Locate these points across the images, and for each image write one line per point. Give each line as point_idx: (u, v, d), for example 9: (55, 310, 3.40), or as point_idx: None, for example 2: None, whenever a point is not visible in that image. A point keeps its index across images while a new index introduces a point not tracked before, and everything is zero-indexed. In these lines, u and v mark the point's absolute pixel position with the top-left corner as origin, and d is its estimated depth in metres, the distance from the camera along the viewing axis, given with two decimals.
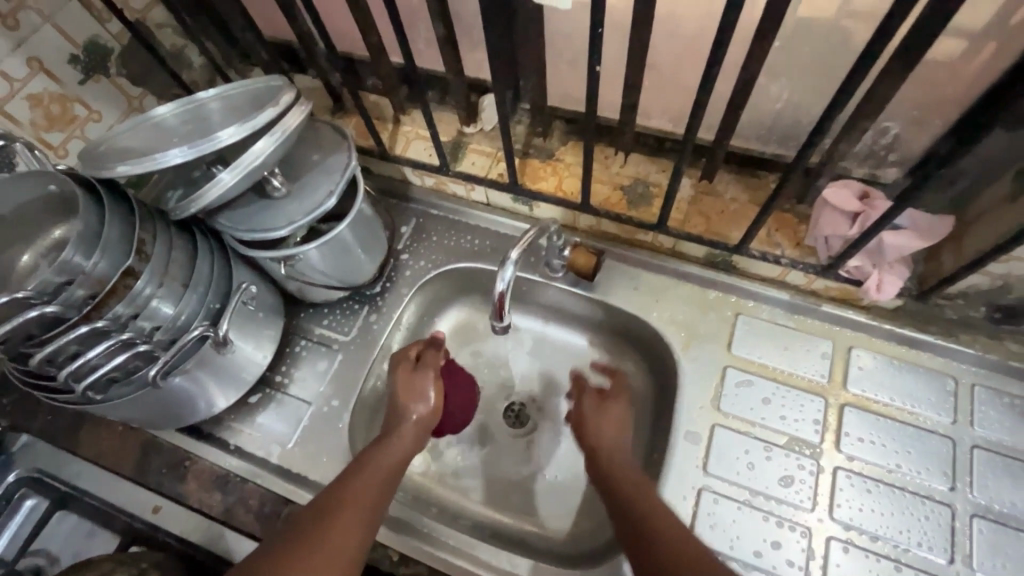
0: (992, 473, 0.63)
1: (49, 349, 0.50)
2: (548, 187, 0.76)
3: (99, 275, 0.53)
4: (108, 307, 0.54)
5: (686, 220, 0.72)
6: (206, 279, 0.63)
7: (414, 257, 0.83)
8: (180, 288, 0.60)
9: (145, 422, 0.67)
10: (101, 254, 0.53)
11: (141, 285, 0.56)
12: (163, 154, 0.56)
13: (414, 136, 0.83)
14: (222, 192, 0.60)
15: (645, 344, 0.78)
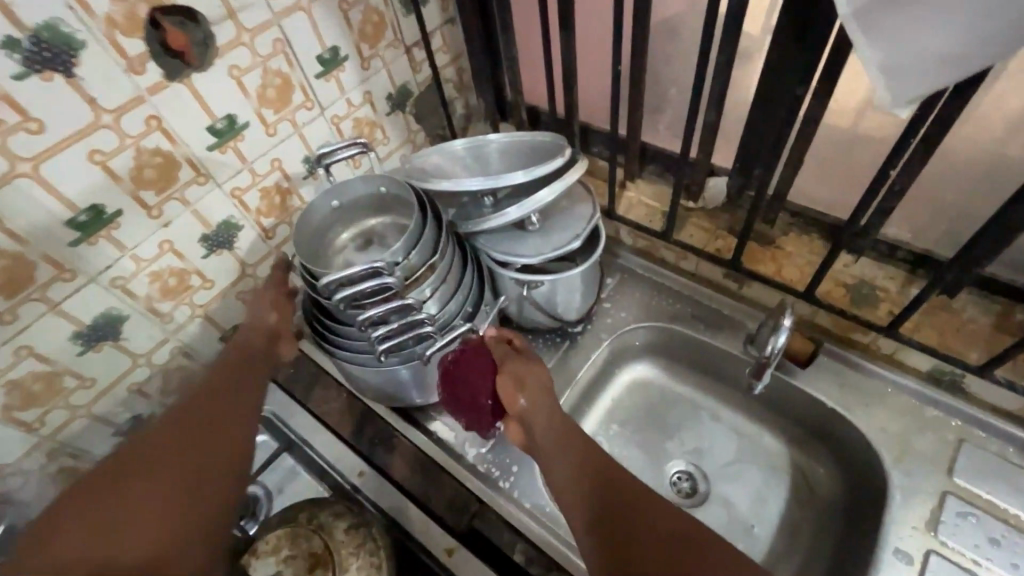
0: None
1: (369, 313, 0.62)
2: (766, 271, 0.80)
3: (412, 264, 0.65)
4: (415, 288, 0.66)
5: (917, 329, 0.71)
6: (469, 285, 0.74)
7: (616, 306, 0.90)
8: (453, 288, 0.71)
9: (375, 397, 0.77)
10: (418, 248, 0.65)
11: (433, 279, 0.67)
12: (471, 180, 0.67)
13: (637, 202, 0.92)
14: (502, 222, 0.70)
15: (841, 446, 0.76)
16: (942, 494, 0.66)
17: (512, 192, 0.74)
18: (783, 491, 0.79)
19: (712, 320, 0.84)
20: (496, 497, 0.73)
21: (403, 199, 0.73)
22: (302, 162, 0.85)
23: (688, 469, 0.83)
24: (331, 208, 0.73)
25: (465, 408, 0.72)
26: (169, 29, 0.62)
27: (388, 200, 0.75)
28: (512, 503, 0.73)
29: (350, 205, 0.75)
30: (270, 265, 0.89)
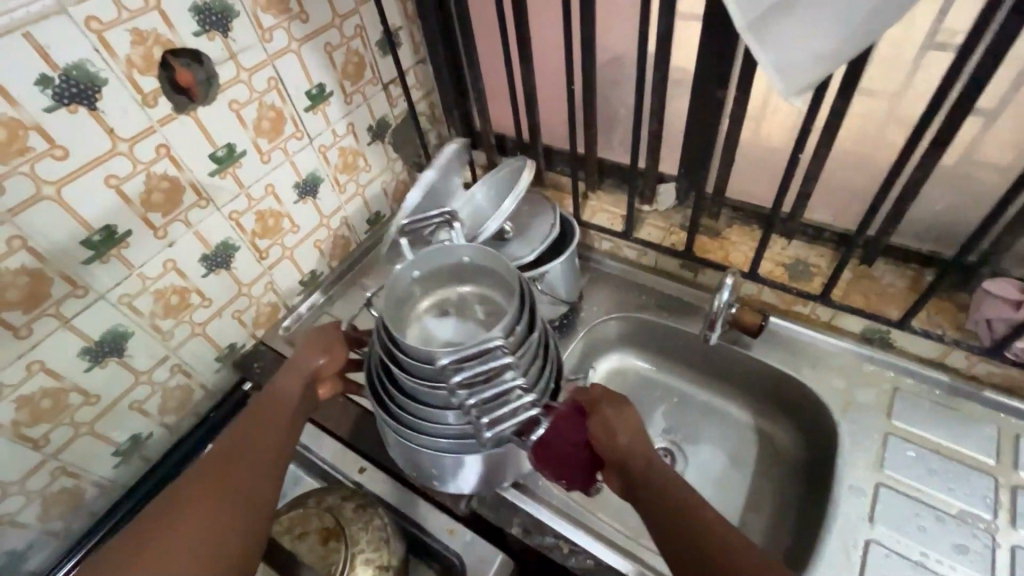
0: None
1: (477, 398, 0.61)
2: (716, 258, 0.91)
3: (517, 338, 0.64)
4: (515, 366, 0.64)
5: (846, 295, 0.82)
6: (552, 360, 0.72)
7: (587, 302, 0.98)
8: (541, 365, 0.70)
9: (450, 481, 0.73)
10: (520, 327, 0.65)
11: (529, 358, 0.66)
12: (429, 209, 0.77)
13: (598, 209, 1.03)
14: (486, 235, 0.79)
15: (798, 408, 0.84)
16: (884, 434, 0.75)
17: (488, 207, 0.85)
18: (751, 456, 0.87)
19: (674, 307, 0.94)
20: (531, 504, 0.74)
21: (489, 272, 0.73)
22: (293, 188, 0.93)
23: (668, 446, 0.90)
24: (413, 279, 0.73)
25: (551, 459, 0.67)
26: (178, 68, 0.70)
27: (469, 269, 0.74)
28: (547, 512, 0.74)
29: (430, 277, 0.74)
30: (263, 285, 0.95)
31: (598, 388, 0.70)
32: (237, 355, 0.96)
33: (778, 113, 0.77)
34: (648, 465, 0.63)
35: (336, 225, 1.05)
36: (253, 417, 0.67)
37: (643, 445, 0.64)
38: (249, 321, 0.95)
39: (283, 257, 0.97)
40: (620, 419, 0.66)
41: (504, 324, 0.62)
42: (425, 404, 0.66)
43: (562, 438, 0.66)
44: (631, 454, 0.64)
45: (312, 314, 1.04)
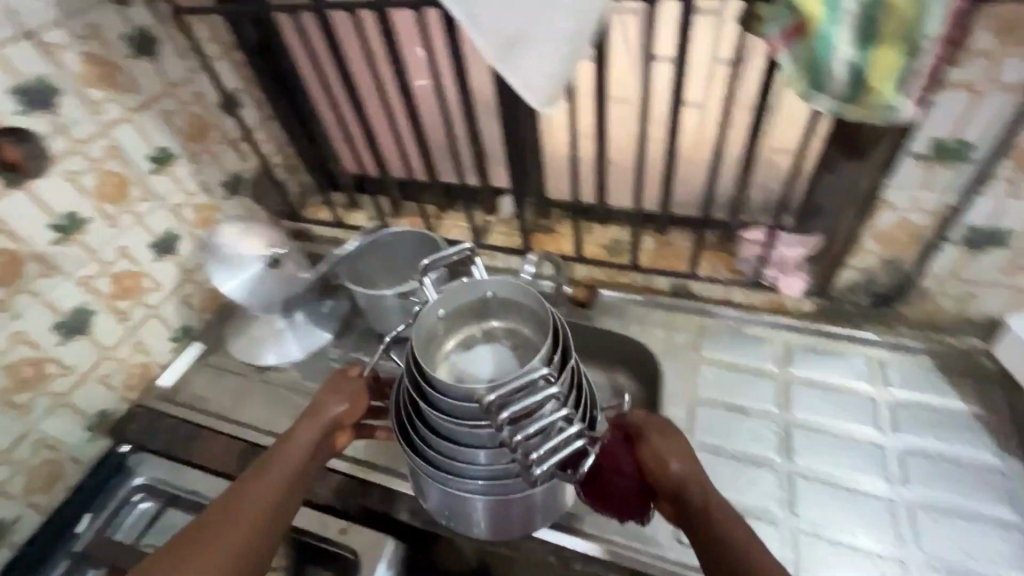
0: (910, 420, 0.81)
1: (526, 432, 0.60)
2: (551, 250, 1.06)
3: (555, 366, 0.66)
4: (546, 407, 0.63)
5: (652, 261, 1.01)
6: (586, 394, 0.73)
7: (456, 307, 1.09)
8: (575, 400, 0.70)
9: (473, 518, 0.74)
10: (557, 356, 0.67)
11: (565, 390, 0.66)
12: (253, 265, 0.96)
13: (452, 226, 1.16)
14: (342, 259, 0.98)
15: (634, 362, 0.99)
16: (692, 363, 0.92)
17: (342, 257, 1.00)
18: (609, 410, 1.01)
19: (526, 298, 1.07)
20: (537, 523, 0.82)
21: (516, 301, 0.75)
22: (149, 248, 0.96)
23: None
24: (436, 317, 0.73)
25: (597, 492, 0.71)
26: (4, 147, 0.74)
27: (493, 305, 0.77)
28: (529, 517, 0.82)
29: (453, 316, 0.76)
30: (130, 346, 0.96)
31: (641, 414, 0.72)
32: (110, 421, 0.95)
33: (566, 124, 0.95)
34: (694, 492, 0.66)
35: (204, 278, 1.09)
36: (262, 472, 0.69)
37: (697, 476, 0.67)
38: (120, 384, 0.95)
39: (148, 316, 0.99)
40: (669, 448, 0.69)
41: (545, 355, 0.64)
42: (461, 444, 0.68)
43: (611, 472, 0.70)
44: (682, 483, 0.67)
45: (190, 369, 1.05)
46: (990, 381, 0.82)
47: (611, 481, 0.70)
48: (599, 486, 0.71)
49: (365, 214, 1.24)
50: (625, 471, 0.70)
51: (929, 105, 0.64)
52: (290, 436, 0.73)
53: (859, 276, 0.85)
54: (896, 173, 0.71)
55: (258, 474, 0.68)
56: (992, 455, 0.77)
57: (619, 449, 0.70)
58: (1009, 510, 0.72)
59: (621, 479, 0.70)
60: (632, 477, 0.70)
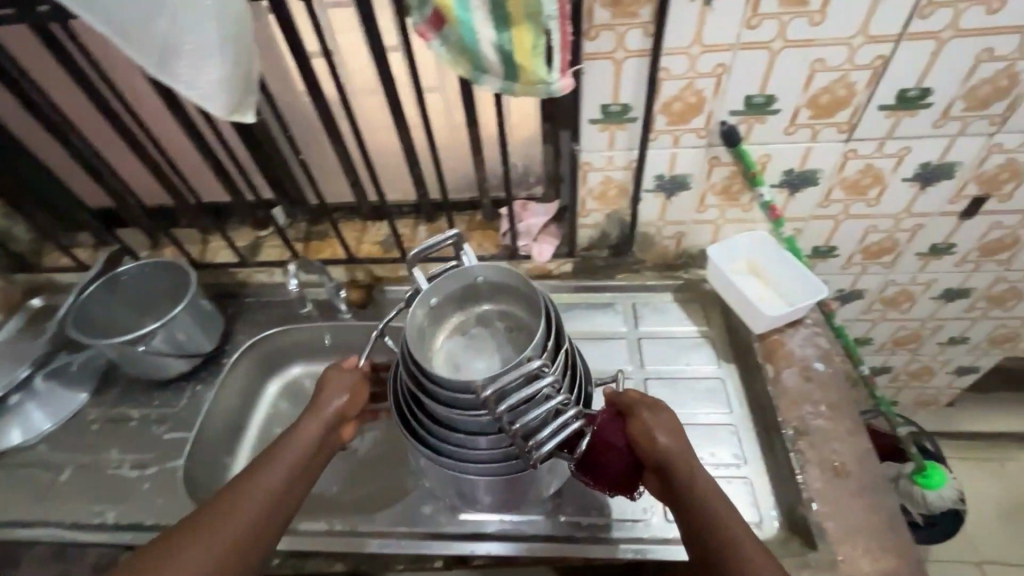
0: (653, 351, 0.92)
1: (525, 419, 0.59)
2: (327, 255, 1.03)
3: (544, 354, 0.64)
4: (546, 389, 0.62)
5: (425, 250, 1.02)
6: (580, 370, 0.72)
7: (235, 333, 1.02)
8: (568, 379, 0.68)
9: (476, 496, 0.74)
10: (552, 343, 0.64)
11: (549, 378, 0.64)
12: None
13: (219, 248, 1.07)
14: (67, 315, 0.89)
15: None
16: None
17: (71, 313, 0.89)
18: None
19: (311, 307, 1.03)
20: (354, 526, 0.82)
21: (500, 285, 0.72)
22: None
23: None
24: (432, 307, 0.71)
25: (608, 479, 0.66)
26: None
27: (484, 288, 0.73)
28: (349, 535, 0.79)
29: (444, 304, 0.72)
30: None
31: (633, 394, 0.67)
32: None
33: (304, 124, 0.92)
34: (679, 470, 0.61)
35: None
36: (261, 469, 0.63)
37: (683, 450, 0.62)
38: None
39: None
40: (661, 428, 0.63)
41: (539, 344, 0.61)
42: (460, 430, 0.65)
43: (607, 449, 0.65)
44: (664, 461, 0.62)
45: None
46: (711, 302, 0.95)
47: (604, 462, 0.65)
48: (593, 465, 0.66)
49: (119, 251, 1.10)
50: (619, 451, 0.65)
51: (581, 72, 0.71)
52: (261, 461, 0.64)
53: (594, 233, 0.94)
54: (583, 137, 0.79)
55: (227, 496, 0.60)
56: (712, 363, 0.89)
57: (611, 423, 0.66)
58: (722, 406, 0.84)
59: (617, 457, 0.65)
60: (624, 452, 0.65)
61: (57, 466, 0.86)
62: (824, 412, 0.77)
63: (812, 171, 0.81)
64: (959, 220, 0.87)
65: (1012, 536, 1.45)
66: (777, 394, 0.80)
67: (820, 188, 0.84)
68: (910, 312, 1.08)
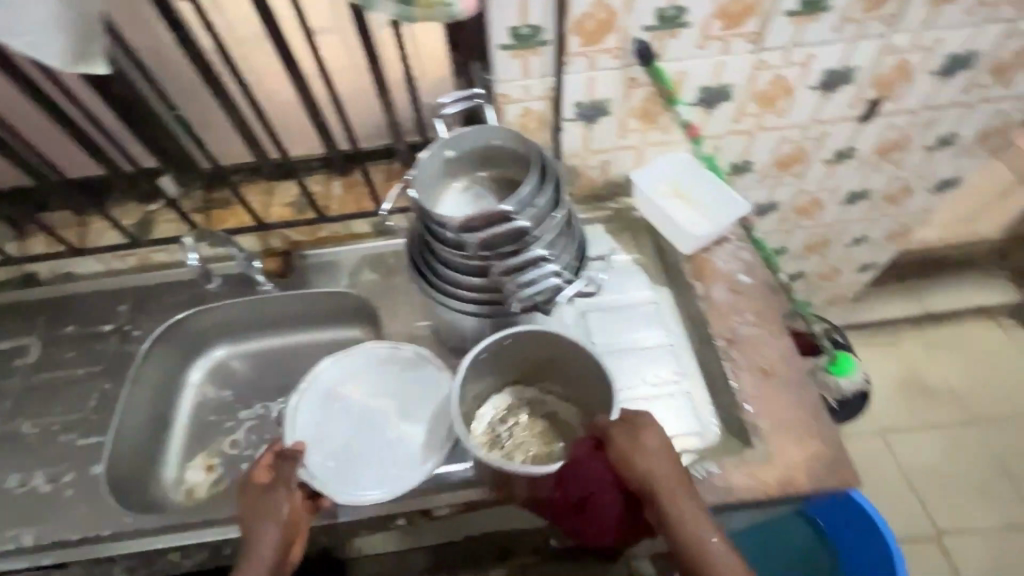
0: (633, 279, 0.91)
1: (507, 262, 0.64)
2: (234, 224, 0.95)
3: (541, 209, 0.65)
4: (532, 247, 0.65)
5: (342, 206, 0.95)
6: (579, 235, 0.75)
7: (139, 324, 0.92)
8: (566, 242, 0.71)
9: (487, 346, 0.81)
10: (542, 198, 0.65)
11: (545, 243, 0.66)
12: None
13: (104, 228, 0.95)
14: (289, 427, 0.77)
15: (362, 311, 0.96)
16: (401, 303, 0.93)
17: (350, 410, 0.80)
18: None
19: (223, 285, 0.95)
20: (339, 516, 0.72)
21: (512, 152, 0.73)
22: None
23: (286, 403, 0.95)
24: (446, 160, 0.73)
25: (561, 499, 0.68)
26: None
27: (500, 155, 0.74)
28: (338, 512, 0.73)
29: (461, 159, 0.74)
30: None
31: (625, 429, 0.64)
32: None
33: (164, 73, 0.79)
34: (633, 474, 0.63)
35: None
36: (643, 432, 0.64)
37: (665, 471, 0.63)
38: None
39: None
40: (652, 442, 0.64)
41: (519, 195, 0.63)
42: (456, 271, 0.69)
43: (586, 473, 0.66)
44: (653, 479, 0.62)
45: None
46: (641, 230, 0.96)
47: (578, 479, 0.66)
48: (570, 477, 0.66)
49: None
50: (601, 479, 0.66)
51: None
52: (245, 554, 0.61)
53: None
54: (494, 64, 0.74)
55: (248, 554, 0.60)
56: (646, 286, 0.90)
57: (590, 459, 0.66)
58: (673, 328, 0.86)
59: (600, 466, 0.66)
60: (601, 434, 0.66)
61: None
62: (751, 320, 0.81)
63: (727, 86, 0.82)
64: (859, 124, 0.93)
65: (915, 409, 1.62)
66: (706, 308, 0.83)
67: (734, 102, 0.84)
68: (821, 217, 1.14)
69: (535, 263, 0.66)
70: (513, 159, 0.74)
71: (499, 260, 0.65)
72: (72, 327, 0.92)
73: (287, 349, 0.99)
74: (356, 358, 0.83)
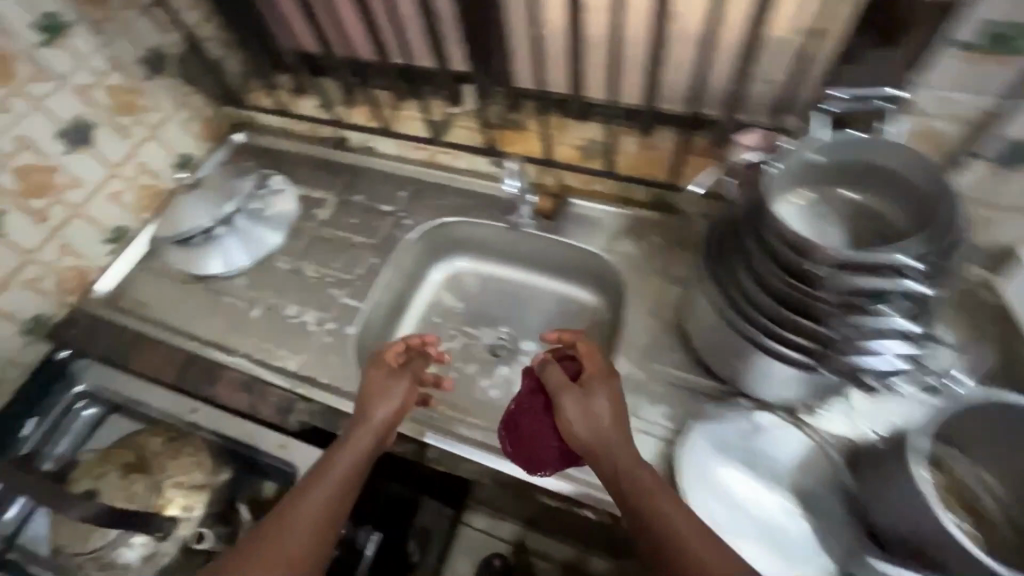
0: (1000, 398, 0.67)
1: (854, 318, 0.52)
2: (520, 150, 0.94)
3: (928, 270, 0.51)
4: (895, 310, 0.52)
5: (630, 167, 0.88)
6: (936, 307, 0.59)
7: (411, 215, 0.99)
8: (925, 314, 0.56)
9: (742, 380, 0.70)
10: (937, 258, 0.51)
11: (910, 311, 0.53)
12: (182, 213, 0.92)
13: (409, 117, 1.00)
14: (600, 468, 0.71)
15: (605, 279, 0.92)
16: (654, 290, 0.84)
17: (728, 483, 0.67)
18: (568, 332, 0.94)
19: (489, 206, 0.97)
20: (463, 446, 0.76)
21: (900, 182, 0.58)
22: (56, 138, 0.85)
23: (500, 334, 0.97)
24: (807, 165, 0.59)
25: (527, 458, 0.70)
26: None
27: (878, 179, 0.59)
28: (448, 439, 0.77)
29: (825, 169, 0.60)
30: (54, 248, 0.89)
31: (557, 371, 0.68)
32: (48, 327, 0.91)
33: None
34: (588, 445, 0.61)
35: (133, 174, 0.98)
36: (593, 392, 0.64)
37: (605, 437, 0.60)
38: (52, 288, 0.90)
39: (70, 216, 0.90)
40: (576, 404, 0.63)
41: (914, 245, 0.49)
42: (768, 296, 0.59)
43: (525, 416, 0.70)
44: (597, 442, 0.60)
45: (130, 272, 0.99)
46: None
47: (521, 428, 0.70)
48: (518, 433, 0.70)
49: (314, 100, 1.07)
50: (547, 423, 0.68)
51: None
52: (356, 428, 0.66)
53: None
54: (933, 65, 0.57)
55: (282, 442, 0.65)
56: None
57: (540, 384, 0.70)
58: None
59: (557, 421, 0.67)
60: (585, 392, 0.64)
61: (250, 302, 0.93)
62: None
63: None
64: None
65: None
66: None
67: None
68: None
69: (886, 330, 0.53)
70: (895, 186, 0.59)
71: (844, 312, 0.53)
72: (359, 197, 1.02)
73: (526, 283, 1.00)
74: (729, 432, 0.69)
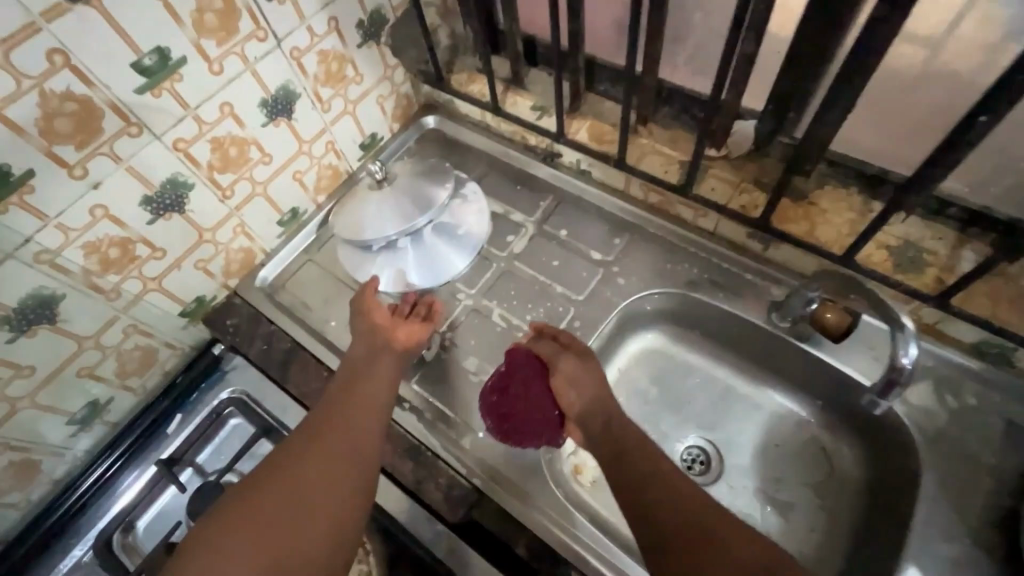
0: None
1: None
2: (798, 232, 0.70)
3: None
4: None
5: (970, 297, 0.63)
6: None
7: (626, 272, 0.80)
8: None
9: None
10: None
11: None
12: (369, 222, 0.78)
13: (651, 150, 0.80)
14: None
15: (875, 427, 0.69)
16: (971, 481, 0.60)
17: None
18: (799, 473, 0.73)
19: (732, 287, 0.76)
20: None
21: None
22: (258, 107, 0.72)
23: (702, 444, 0.77)
24: None
25: (502, 421, 0.69)
26: None
27: None
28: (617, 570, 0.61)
29: None
30: (231, 229, 0.78)
31: (557, 338, 0.69)
32: (207, 310, 0.82)
33: None
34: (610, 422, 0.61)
35: (320, 152, 0.85)
36: (568, 359, 0.66)
37: (604, 405, 0.62)
38: (219, 270, 0.80)
39: (253, 194, 0.79)
40: (585, 380, 0.64)
41: None
42: None
43: (517, 384, 0.69)
44: (581, 406, 0.63)
45: (296, 261, 0.88)
46: None
47: (510, 395, 0.69)
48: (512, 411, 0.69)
49: (530, 100, 0.88)
50: (539, 396, 0.67)
51: None
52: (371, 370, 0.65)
53: None
54: None
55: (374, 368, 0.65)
56: None
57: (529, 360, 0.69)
58: None
59: (542, 403, 0.67)
60: (575, 367, 0.65)
61: None
62: None
63: None
64: None
65: None
66: None
67: None
68: None
69: None
70: None
71: None
72: (564, 231, 0.85)
73: (752, 407, 0.78)
74: None
